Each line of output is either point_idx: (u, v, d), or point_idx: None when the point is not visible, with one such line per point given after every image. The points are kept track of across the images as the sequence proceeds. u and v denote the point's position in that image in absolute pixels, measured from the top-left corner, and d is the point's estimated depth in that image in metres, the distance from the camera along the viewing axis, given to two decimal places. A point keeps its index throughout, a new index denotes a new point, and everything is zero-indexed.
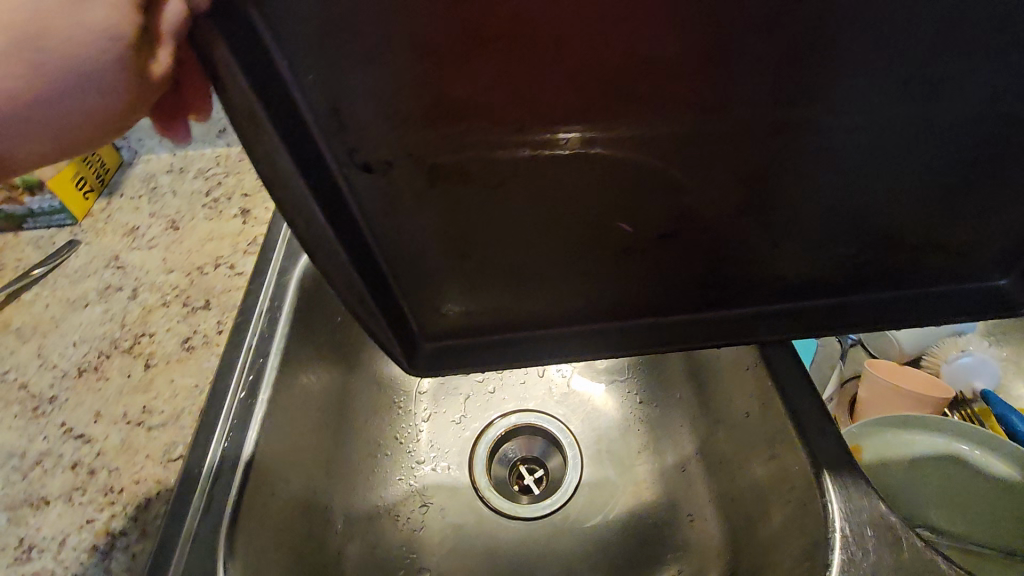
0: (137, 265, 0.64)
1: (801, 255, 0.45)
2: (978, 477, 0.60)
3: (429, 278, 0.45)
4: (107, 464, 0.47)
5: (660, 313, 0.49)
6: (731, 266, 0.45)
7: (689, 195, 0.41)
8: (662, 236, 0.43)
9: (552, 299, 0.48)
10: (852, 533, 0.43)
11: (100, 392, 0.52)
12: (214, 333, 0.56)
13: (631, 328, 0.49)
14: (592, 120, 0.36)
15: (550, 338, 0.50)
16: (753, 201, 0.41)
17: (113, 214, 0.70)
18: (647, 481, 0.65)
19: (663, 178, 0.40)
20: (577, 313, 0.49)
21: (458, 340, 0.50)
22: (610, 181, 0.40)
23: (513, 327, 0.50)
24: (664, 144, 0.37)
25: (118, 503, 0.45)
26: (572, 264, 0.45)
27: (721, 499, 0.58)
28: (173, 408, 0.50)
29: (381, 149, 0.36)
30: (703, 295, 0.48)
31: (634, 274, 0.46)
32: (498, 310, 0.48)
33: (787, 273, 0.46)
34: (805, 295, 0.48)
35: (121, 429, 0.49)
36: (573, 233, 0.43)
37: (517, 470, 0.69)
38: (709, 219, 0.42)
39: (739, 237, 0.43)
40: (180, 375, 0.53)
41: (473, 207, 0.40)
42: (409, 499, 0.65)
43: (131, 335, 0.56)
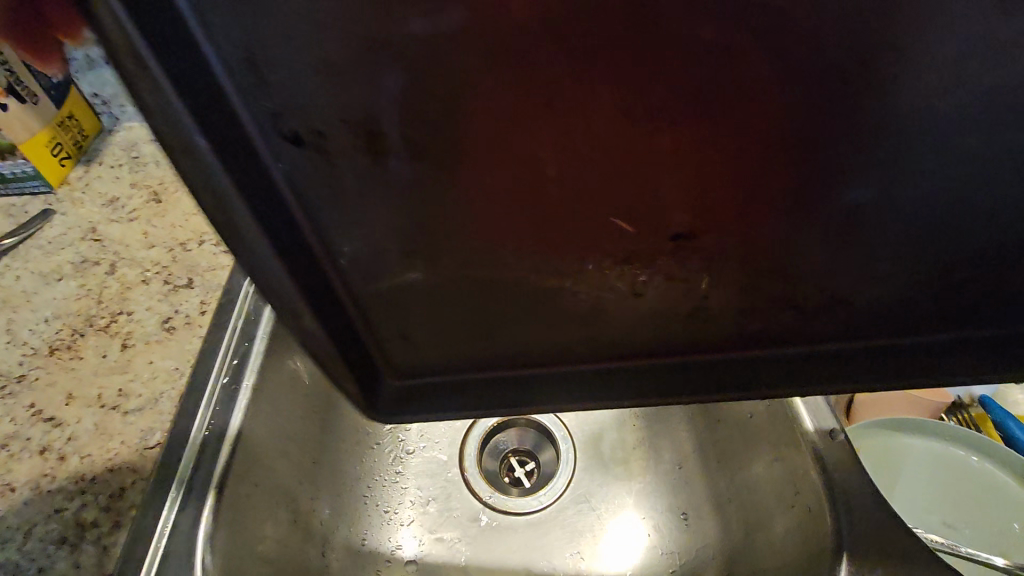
0: (116, 238, 0.60)
1: (902, 310, 0.32)
2: (977, 481, 0.60)
3: (402, 316, 0.34)
4: (78, 451, 0.44)
5: (666, 351, 0.36)
6: (797, 322, 0.34)
7: (747, 258, 0.30)
8: (677, 238, 0.29)
9: (561, 337, 0.36)
10: (854, 545, 0.45)
11: (73, 372, 0.49)
12: (197, 314, 0.53)
13: (657, 378, 0.37)
14: (614, 163, 0.25)
15: (557, 378, 0.38)
16: (845, 260, 0.29)
17: (91, 182, 0.67)
18: (641, 477, 0.63)
19: (708, 239, 0.29)
20: (591, 353, 0.37)
21: (436, 375, 0.39)
22: (642, 245, 0.29)
23: (506, 364, 0.38)
24: (714, 200, 0.27)
25: (90, 491, 0.42)
26: (589, 313, 0.34)
27: (718, 496, 0.58)
28: (152, 391, 0.47)
29: (306, 116, 0.24)
30: (729, 330, 0.35)
31: (631, 296, 0.32)
32: (455, 340, 0.36)
33: (877, 330, 0.34)
34: (903, 351, 0.34)
35: (95, 413, 0.46)
36: (588, 292, 0.32)
37: (508, 463, 0.67)
38: (772, 280, 0.31)
39: (817, 294, 0.32)
40: (161, 356, 0.50)
41: (461, 247, 0.29)
42: (393, 489, 0.63)
43: (108, 313, 0.53)
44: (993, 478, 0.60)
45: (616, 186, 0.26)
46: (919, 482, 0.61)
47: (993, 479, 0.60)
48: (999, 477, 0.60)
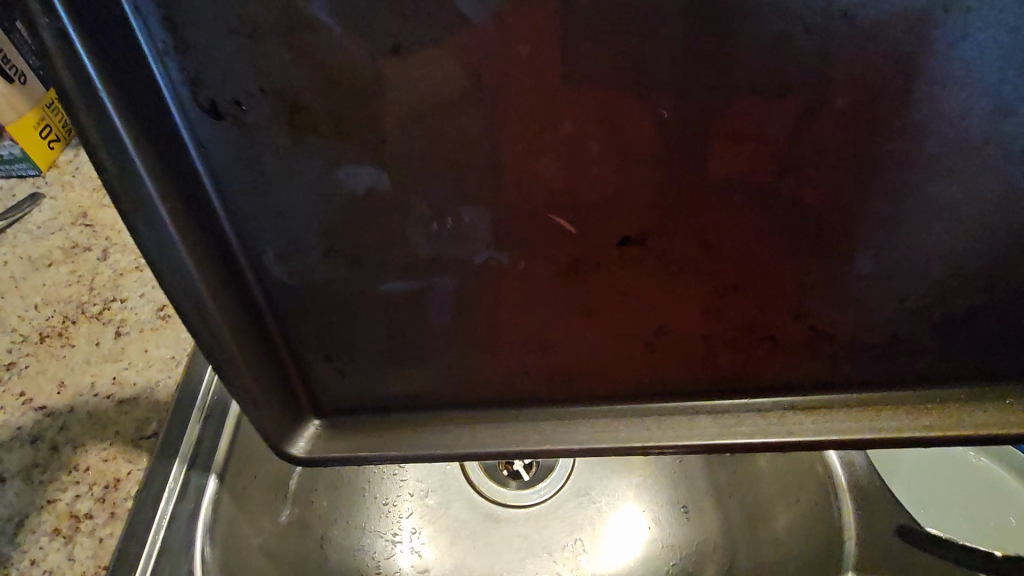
0: (108, 223, 0.59)
1: (879, 350, 0.30)
2: (975, 478, 0.61)
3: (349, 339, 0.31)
4: (71, 440, 0.43)
5: (626, 387, 0.33)
6: (767, 360, 0.31)
7: (706, 280, 0.28)
8: (623, 244, 0.27)
9: (511, 364, 0.32)
10: None
11: (64, 360, 0.47)
12: None
13: (621, 422, 0.33)
14: (563, 171, 0.25)
15: (506, 420, 0.34)
16: (811, 286, 0.28)
17: (81, 166, 0.65)
18: (641, 470, 0.63)
19: (664, 249, 0.28)
20: (552, 388, 0.33)
21: (371, 412, 0.35)
22: (594, 263, 0.28)
23: (453, 400, 0.34)
24: (668, 212, 0.26)
25: (82, 483, 0.41)
26: (544, 342, 0.31)
27: (720, 489, 0.58)
28: (147, 381, 0.46)
29: (226, 80, 0.24)
30: (693, 363, 0.32)
31: (583, 313, 0.30)
32: (396, 372, 0.33)
33: (856, 369, 0.31)
34: (884, 399, 0.32)
35: (89, 401, 0.45)
36: (544, 316, 0.30)
37: (507, 455, 0.66)
38: (736, 311, 0.29)
39: (786, 326, 0.30)
40: (155, 345, 0.48)
41: (417, 260, 0.28)
42: (387, 483, 0.62)
43: (100, 300, 0.52)
44: (991, 475, 0.61)
45: (565, 196, 0.26)
46: (920, 475, 0.61)
47: (992, 477, 0.61)
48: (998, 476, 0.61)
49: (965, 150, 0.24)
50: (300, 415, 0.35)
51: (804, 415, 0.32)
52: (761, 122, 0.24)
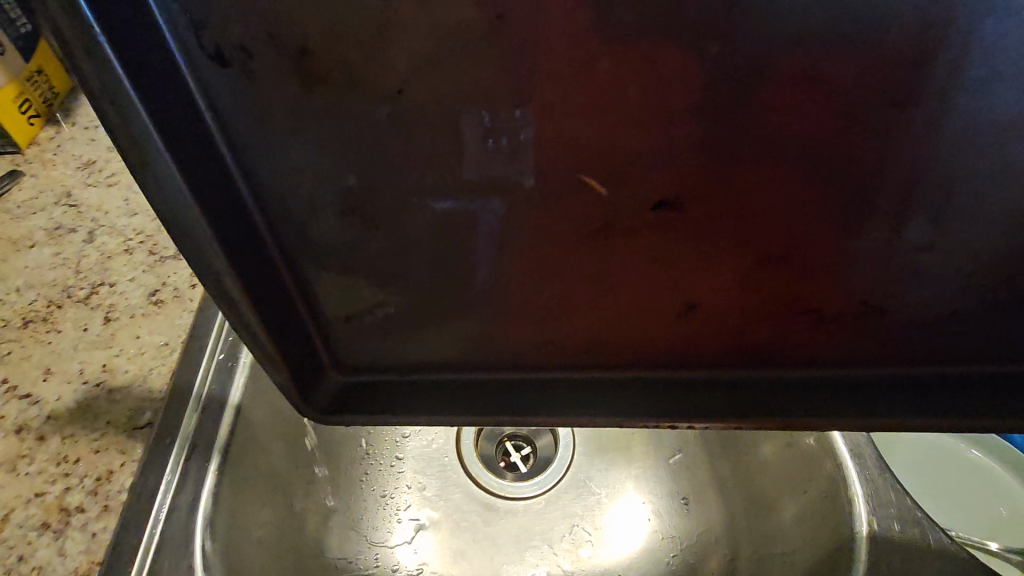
0: (94, 203, 0.56)
1: (891, 342, 0.31)
2: (974, 472, 0.61)
3: (378, 304, 0.32)
4: (59, 430, 0.40)
5: (657, 355, 0.34)
6: (780, 338, 0.32)
7: (739, 251, 0.29)
8: (657, 209, 0.28)
9: (542, 332, 0.33)
10: (879, 524, 0.45)
11: (51, 346, 0.45)
12: (187, 287, 0.49)
13: (629, 394, 0.34)
14: (601, 137, 0.26)
15: (536, 387, 0.35)
16: (827, 266, 0.29)
17: (63, 143, 0.61)
18: (642, 461, 0.63)
19: (696, 213, 0.28)
20: (581, 354, 0.34)
21: (390, 376, 0.36)
22: (622, 230, 0.29)
23: (473, 367, 0.35)
24: (699, 184, 0.27)
25: (73, 475, 0.38)
26: (565, 307, 0.32)
27: (722, 480, 0.58)
28: (140, 367, 0.44)
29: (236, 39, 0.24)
30: (725, 332, 0.32)
31: (616, 279, 0.31)
32: (427, 333, 0.34)
33: (866, 359, 0.32)
34: (893, 399, 0.32)
35: (77, 389, 0.43)
36: (567, 281, 0.31)
37: (504, 447, 0.66)
38: (752, 286, 0.30)
39: (799, 305, 0.31)
40: (148, 330, 0.46)
41: (447, 223, 0.29)
42: (388, 477, 0.62)
43: (88, 284, 0.49)
44: (989, 469, 0.61)
45: (600, 162, 0.27)
46: (922, 465, 0.62)
47: (990, 471, 0.61)
48: (995, 470, 0.61)
49: (1004, 136, 0.24)
50: (321, 373, 0.36)
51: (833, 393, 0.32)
52: (798, 90, 0.24)
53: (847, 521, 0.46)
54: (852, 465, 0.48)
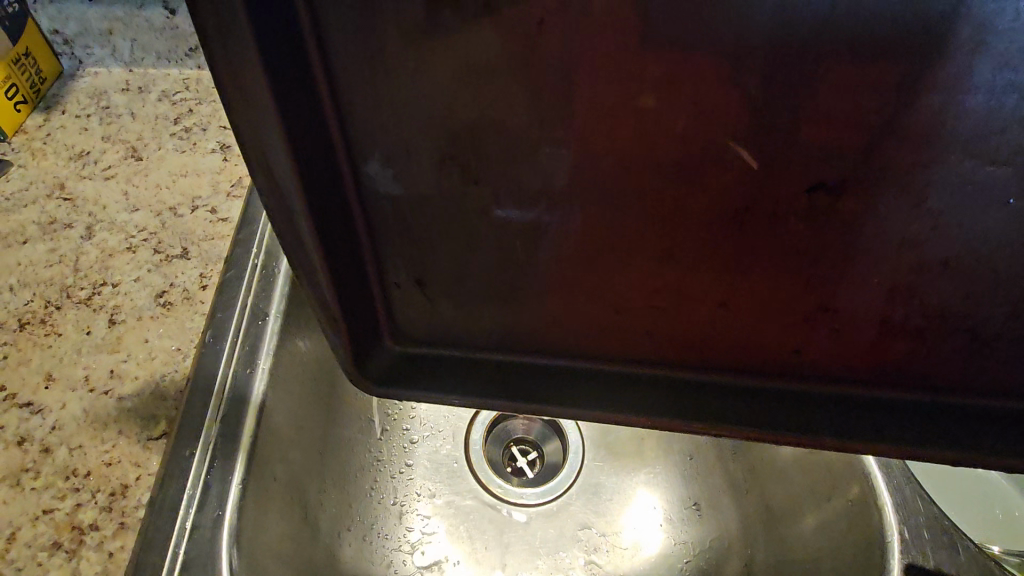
0: (91, 197, 0.53)
1: (935, 373, 0.32)
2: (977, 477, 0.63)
3: (452, 286, 0.34)
4: (66, 441, 0.38)
5: (760, 355, 0.33)
6: (827, 361, 0.33)
7: (879, 255, 0.28)
8: (806, 201, 0.27)
9: (643, 322, 0.33)
10: (910, 534, 0.45)
11: (50, 350, 0.42)
12: (197, 289, 0.46)
13: (664, 400, 0.35)
14: (689, 159, 0.27)
15: (619, 383, 0.36)
16: (887, 299, 0.29)
17: (53, 132, 0.58)
18: (655, 468, 0.63)
19: (844, 210, 0.27)
20: (677, 347, 0.34)
21: (447, 354, 0.38)
22: (689, 246, 0.30)
23: (536, 353, 0.36)
24: (778, 212, 0.28)
25: (84, 490, 0.36)
26: (621, 315, 0.33)
27: (735, 486, 0.58)
28: (151, 374, 0.42)
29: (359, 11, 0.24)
30: (844, 337, 0.31)
31: (738, 270, 0.30)
32: (524, 318, 0.35)
33: (923, 380, 0.32)
34: (976, 431, 0.32)
35: (83, 397, 0.40)
36: (627, 290, 0.32)
37: (511, 452, 0.66)
38: (809, 312, 0.31)
39: (854, 332, 0.31)
40: (158, 335, 0.44)
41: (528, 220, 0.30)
42: (398, 485, 0.61)
43: (88, 283, 0.46)
44: (991, 477, 0.63)
45: (685, 182, 0.27)
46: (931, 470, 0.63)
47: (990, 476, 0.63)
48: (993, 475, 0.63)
49: None
50: (378, 345, 0.37)
51: (924, 413, 0.33)
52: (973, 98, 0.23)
53: (876, 534, 0.46)
54: (880, 475, 0.47)
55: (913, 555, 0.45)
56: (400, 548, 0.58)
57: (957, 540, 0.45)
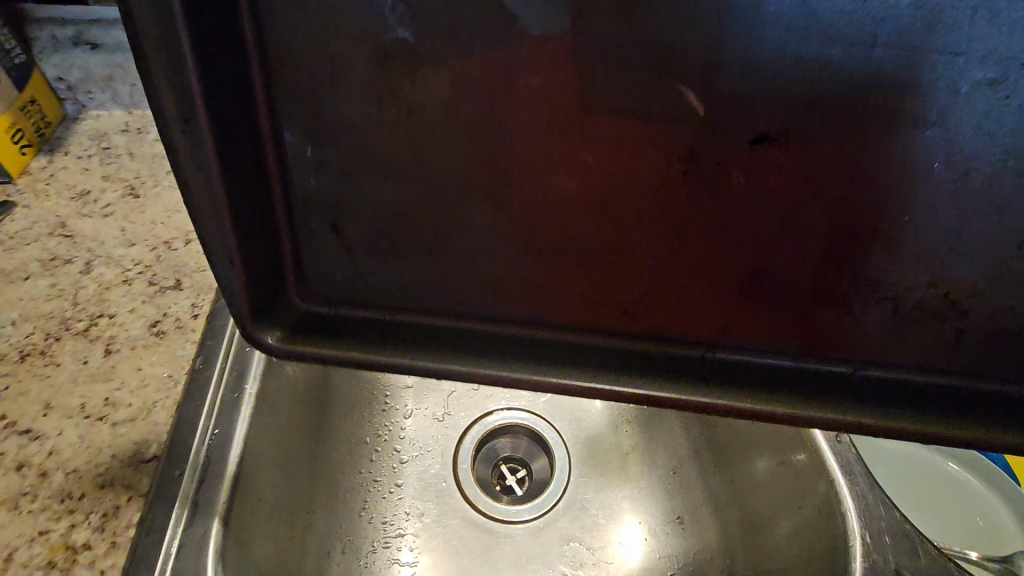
0: (90, 234, 0.56)
1: (861, 344, 0.35)
2: (946, 481, 0.64)
3: (426, 280, 0.36)
4: (62, 466, 0.40)
5: (702, 318, 0.36)
6: (764, 327, 0.36)
7: (801, 215, 0.32)
8: (738, 158, 0.31)
9: (594, 285, 0.36)
10: (869, 538, 0.47)
11: (49, 379, 0.44)
12: (189, 318, 0.49)
13: (614, 367, 0.37)
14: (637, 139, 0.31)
15: (566, 352, 0.37)
16: (809, 262, 0.33)
17: (56, 173, 0.61)
18: (640, 483, 0.65)
19: (767, 171, 0.31)
20: (626, 310, 0.36)
21: (346, 314, 0.38)
22: (639, 216, 0.33)
23: (484, 326, 0.37)
24: (717, 181, 0.31)
25: (79, 511, 0.38)
26: (580, 285, 0.36)
27: (716, 498, 0.60)
28: (144, 400, 0.44)
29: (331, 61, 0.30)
30: (776, 298, 0.35)
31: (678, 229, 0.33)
32: (481, 293, 0.36)
33: (852, 345, 0.35)
34: (895, 402, 0.35)
35: (79, 424, 0.42)
36: (575, 255, 0.35)
37: (499, 470, 0.68)
38: (742, 277, 0.34)
39: (790, 300, 0.34)
40: (150, 362, 0.46)
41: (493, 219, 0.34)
42: (386, 505, 0.62)
43: (86, 315, 0.49)
44: (961, 480, 0.64)
45: (636, 160, 0.31)
46: (900, 478, 0.65)
47: (958, 477, 0.65)
48: (961, 475, 0.65)
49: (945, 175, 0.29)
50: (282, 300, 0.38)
51: (852, 379, 0.36)
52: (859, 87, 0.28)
53: (841, 539, 0.47)
54: (843, 481, 0.49)
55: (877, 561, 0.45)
56: (386, 564, 0.59)
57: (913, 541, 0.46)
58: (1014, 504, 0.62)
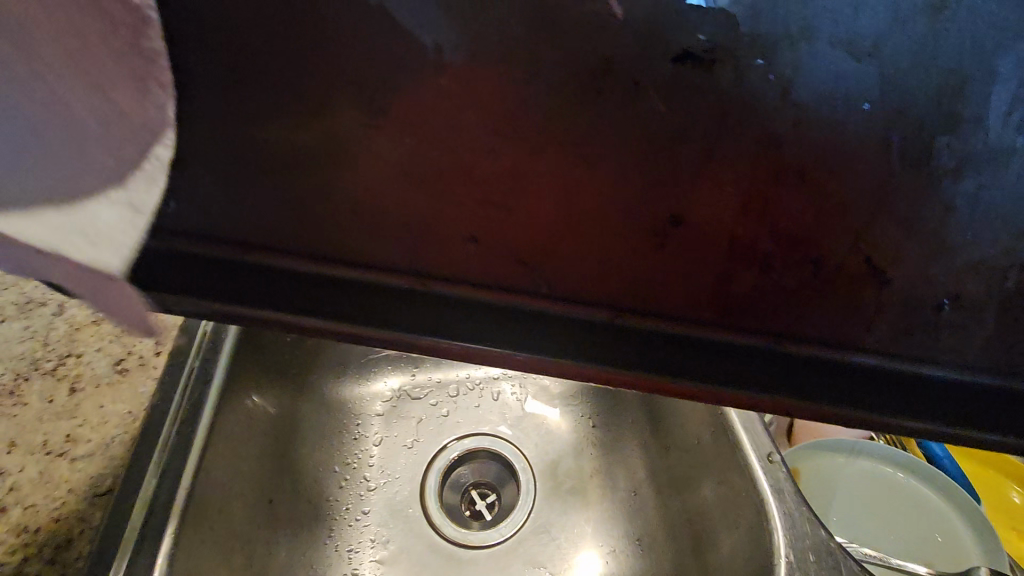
0: None
1: (777, 314, 0.37)
2: (903, 494, 0.65)
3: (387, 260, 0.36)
4: (20, 501, 0.42)
5: (631, 285, 0.37)
6: (684, 291, 0.37)
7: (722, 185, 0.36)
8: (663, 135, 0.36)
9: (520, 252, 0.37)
10: (798, 555, 0.47)
11: (16, 417, 0.46)
12: (152, 355, 0.51)
13: (561, 344, 0.37)
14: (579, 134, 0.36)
15: (493, 323, 0.37)
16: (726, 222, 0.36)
17: None
18: (603, 505, 0.66)
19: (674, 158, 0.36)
20: (553, 277, 0.37)
21: (197, 254, 0.35)
22: (579, 198, 0.37)
23: (406, 298, 0.37)
24: (639, 172, 0.36)
25: (32, 545, 0.40)
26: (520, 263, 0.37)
27: (671, 519, 0.61)
28: (102, 436, 0.46)
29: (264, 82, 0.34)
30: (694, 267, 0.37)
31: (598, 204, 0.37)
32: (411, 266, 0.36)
33: (774, 316, 0.36)
34: (808, 378, 0.37)
35: (40, 460, 0.44)
36: (503, 224, 0.37)
37: (468, 496, 0.69)
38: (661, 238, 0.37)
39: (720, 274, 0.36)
40: (112, 400, 0.48)
41: (443, 200, 0.36)
42: (351, 533, 0.64)
43: (55, 354, 0.50)
44: (917, 493, 0.65)
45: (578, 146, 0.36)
46: (853, 495, 0.66)
47: (915, 490, 0.65)
48: (918, 488, 0.65)
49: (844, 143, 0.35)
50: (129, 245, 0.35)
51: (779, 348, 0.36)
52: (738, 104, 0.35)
53: (769, 556, 0.48)
54: (773, 500, 0.50)
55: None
56: None
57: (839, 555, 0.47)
58: (972, 518, 0.62)
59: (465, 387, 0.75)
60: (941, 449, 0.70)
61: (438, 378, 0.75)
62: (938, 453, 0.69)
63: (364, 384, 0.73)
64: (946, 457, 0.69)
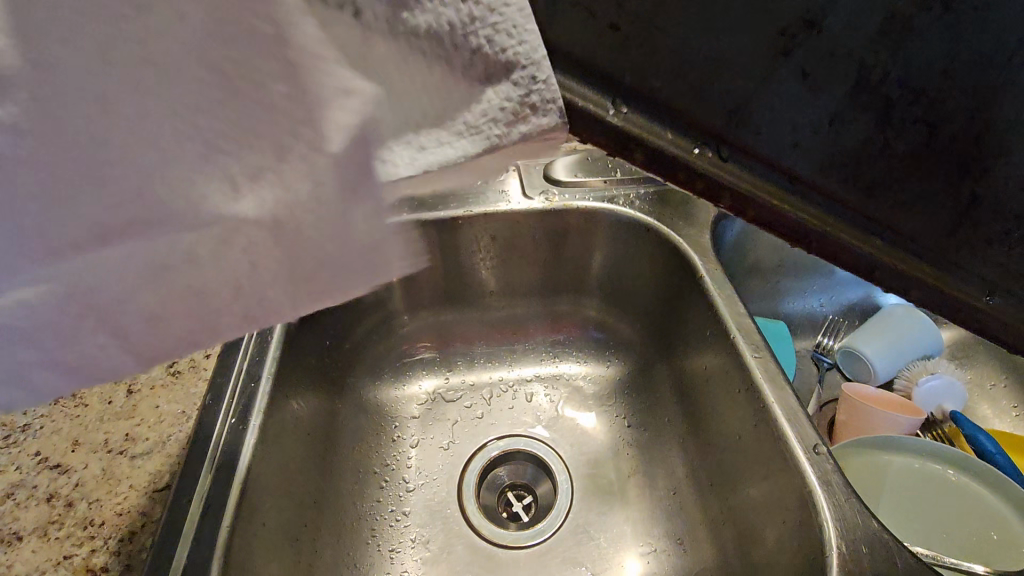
0: None
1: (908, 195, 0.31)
2: (951, 490, 0.64)
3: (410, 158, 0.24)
4: (86, 496, 0.44)
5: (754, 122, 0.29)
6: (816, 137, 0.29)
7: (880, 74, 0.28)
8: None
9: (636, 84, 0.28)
10: (849, 548, 0.46)
11: (80, 418, 0.49)
12: (201, 358, 0.54)
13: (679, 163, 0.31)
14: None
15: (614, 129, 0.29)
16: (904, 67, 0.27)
17: None
18: (642, 505, 0.66)
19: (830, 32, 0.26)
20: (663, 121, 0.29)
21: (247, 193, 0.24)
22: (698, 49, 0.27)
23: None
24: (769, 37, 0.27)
25: (99, 537, 0.43)
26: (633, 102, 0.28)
27: (712, 520, 0.60)
28: (159, 435, 0.48)
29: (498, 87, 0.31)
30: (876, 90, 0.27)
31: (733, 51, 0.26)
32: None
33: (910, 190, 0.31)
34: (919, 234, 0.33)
35: (102, 457, 0.46)
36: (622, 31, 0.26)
37: (505, 497, 0.70)
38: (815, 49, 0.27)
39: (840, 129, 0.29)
40: (166, 400, 0.51)
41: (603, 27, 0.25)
42: (393, 533, 0.65)
43: None
44: (967, 488, 0.63)
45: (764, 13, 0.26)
46: (901, 492, 0.64)
47: (964, 486, 0.64)
48: (968, 484, 0.64)
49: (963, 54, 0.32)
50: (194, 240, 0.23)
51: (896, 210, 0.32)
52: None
53: (819, 548, 0.47)
54: (822, 492, 0.49)
55: (854, 570, 0.45)
56: None
57: (892, 547, 0.47)
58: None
59: (499, 389, 0.76)
60: (993, 445, 0.68)
61: (471, 381, 0.77)
62: (991, 448, 0.67)
63: (399, 387, 0.75)
64: (1000, 452, 0.67)
